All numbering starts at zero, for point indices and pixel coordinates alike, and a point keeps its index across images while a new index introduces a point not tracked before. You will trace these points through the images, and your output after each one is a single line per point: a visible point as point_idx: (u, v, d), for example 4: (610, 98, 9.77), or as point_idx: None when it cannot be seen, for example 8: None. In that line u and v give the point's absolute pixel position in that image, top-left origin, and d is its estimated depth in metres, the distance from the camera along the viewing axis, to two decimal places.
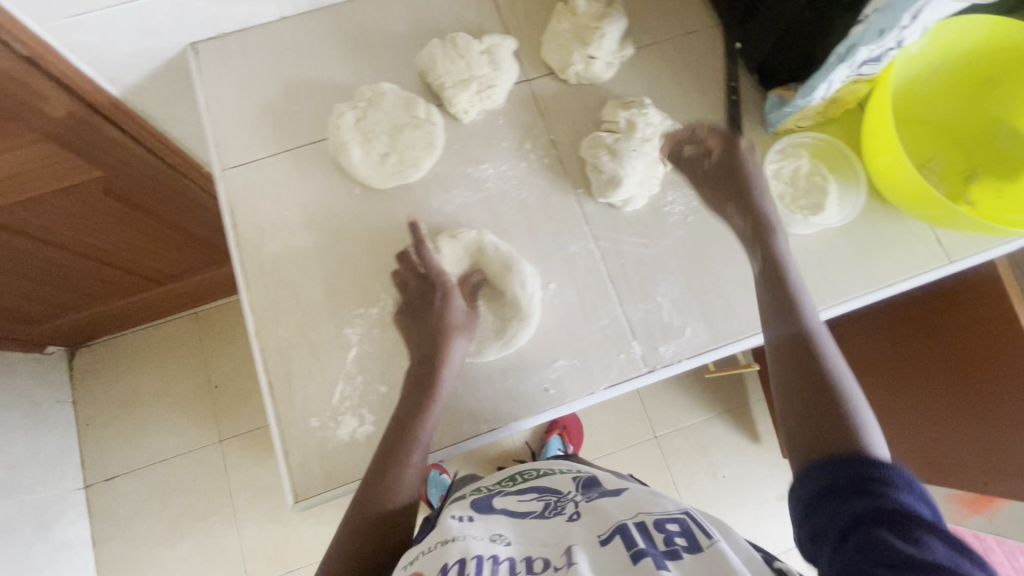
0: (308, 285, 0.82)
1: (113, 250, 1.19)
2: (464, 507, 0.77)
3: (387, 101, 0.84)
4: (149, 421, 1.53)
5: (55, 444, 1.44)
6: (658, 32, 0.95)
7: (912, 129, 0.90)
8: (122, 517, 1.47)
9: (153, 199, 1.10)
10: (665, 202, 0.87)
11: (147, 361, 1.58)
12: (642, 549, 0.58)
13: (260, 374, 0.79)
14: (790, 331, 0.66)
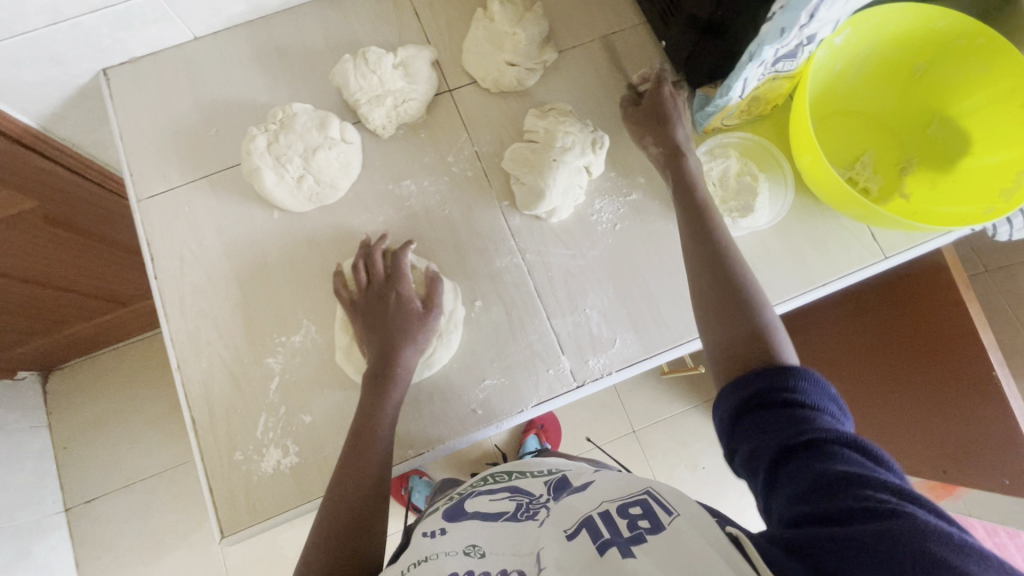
0: (231, 315, 0.81)
1: (73, 283, 1.15)
2: (435, 519, 0.68)
3: (298, 123, 0.81)
4: (125, 440, 1.52)
5: (32, 469, 1.42)
6: (582, 33, 0.92)
7: (844, 120, 0.89)
8: (105, 536, 1.47)
9: (101, 223, 1.05)
10: (592, 211, 0.85)
11: (118, 381, 1.56)
12: (606, 540, 0.48)
13: (183, 411, 0.78)
14: (744, 328, 0.60)
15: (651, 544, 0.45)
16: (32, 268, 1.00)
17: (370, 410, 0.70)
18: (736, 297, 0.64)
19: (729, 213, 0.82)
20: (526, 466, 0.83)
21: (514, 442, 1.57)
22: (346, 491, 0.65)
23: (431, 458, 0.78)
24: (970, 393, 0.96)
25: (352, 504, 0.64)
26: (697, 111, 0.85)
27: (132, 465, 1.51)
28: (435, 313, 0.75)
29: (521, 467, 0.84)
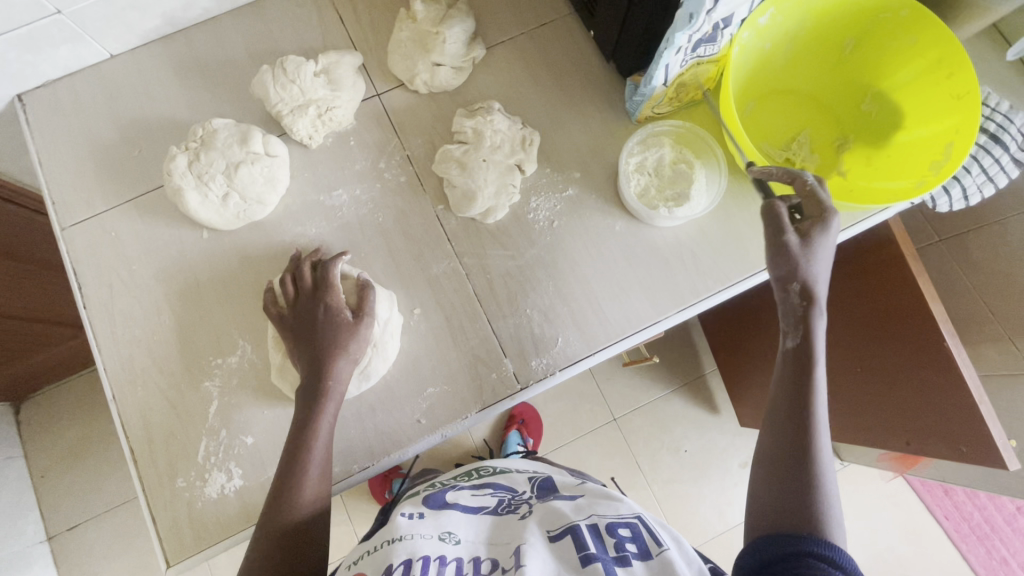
0: (166, 341, 0.79)
1: (31, 312, 1.13)
2: (416, 502, 0.68)
3: (219, 139, 0.80)
4: (104, 465, 1.51)
5: (10, 502, 1.39)
6: (511, 27, 0.90)
7: (780, 102, 0.88)
8: (91, 562, 1.46)
9: (33, 247, 1.02)
10: (528, 209, 0.84)
11: (89, 408, 1.53)
12: (591, 553, 0.52)
13: (123, 442, 0.76)
14: (792, 347, 0.63)
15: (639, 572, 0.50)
16: None
17: (303, 427, 0.68)
18: (805, 441, 0.59)
19: (664, 202, 0.81)
20: (503, 464, 0.82)
21: (496, 438, 1.55)
22: (281, 511, 0.63)
23: (381, 470, 0.78)
24: (925, 367, 0.95)
25: (286, 524, 0.63)
26: (628, 100, 0.84)
27: (112, 491, 1.50)
28: (368, 324, 0.73)
29: (499, 465, 0.83)
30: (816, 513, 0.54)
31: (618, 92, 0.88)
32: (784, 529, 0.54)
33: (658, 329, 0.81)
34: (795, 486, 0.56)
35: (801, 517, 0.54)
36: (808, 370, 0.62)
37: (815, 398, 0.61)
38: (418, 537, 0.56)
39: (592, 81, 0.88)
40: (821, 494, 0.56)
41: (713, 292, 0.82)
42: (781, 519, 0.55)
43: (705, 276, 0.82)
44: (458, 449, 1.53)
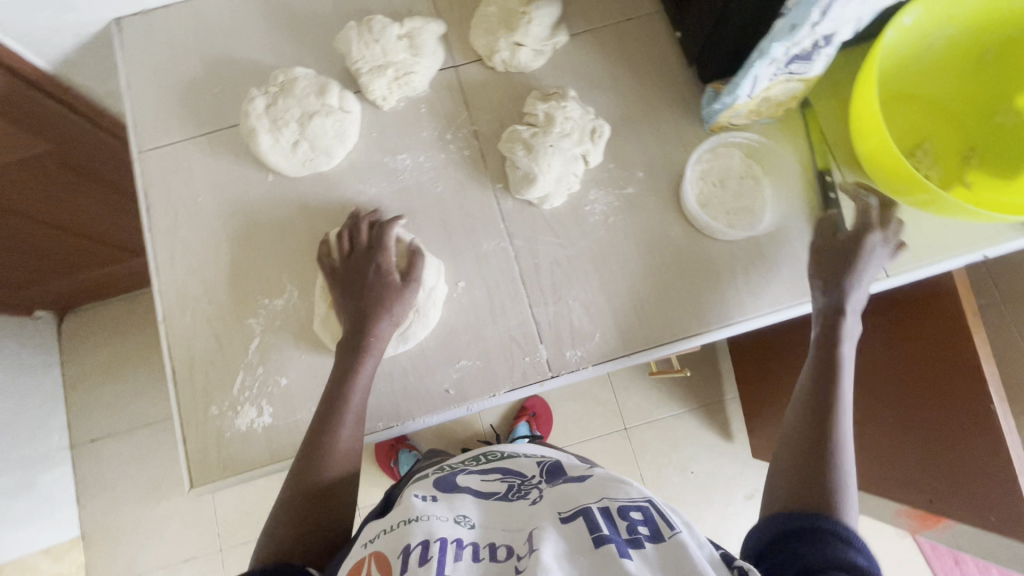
0: (218, 274, 0.82)
1: (88, 226, 1.19)
2: (426, 485, 0.69)
3: (298, 87, 0.82)
4: (131, 387, 1.57)
5: (42, 406, 1.48)
6: (597, 17, 0.89)
7: (904, 106, 0.85)
8: (105, 476, 1.53)
9: (107, 168, 1.08)
10: (586, 201, 0.83)
11: (126, 330, 1.60)
12: (603, 535, 0.52)
13: (166, 363, 0.80)
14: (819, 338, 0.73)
15: (650, 553, 0.50)
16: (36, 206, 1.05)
17: (340, 380, 0.70)
18: (825, 424, 0.66)
19: (724, 216, 0.81)
20: (517, 447, 0.83)
21: (507, 426, 1.56)
22: (318, 455, 0.67)
23: (400, 433, 0.79)
24: (962, 426, 0.92)
25: (319, 471, 0.66)
26: (705, 108, 0.82)
27: (137, 413, 1.57)
28: (414, 288, 0.75)
29: (514, 448, 0.84)
30: (834, 497, 0.60)
31: (696, 98, 0.86)
32: (803, 509, 0.59)
33: (698, 341, 0.80)
34: (818, 466, 0.63)
35: (820, 494, 0.60)
36: (832, 360, 0.70)
37: (838, 383, 0.69)
38: (434, 519, 0.57)
39: (670, 81, 0.87)
40: (838, 478, 0.62)
41: (762, 313, 0.80)
42: (800, 498, 0.61)
43: (755, 296, 0.81)
44: (468, 432, 1.54)
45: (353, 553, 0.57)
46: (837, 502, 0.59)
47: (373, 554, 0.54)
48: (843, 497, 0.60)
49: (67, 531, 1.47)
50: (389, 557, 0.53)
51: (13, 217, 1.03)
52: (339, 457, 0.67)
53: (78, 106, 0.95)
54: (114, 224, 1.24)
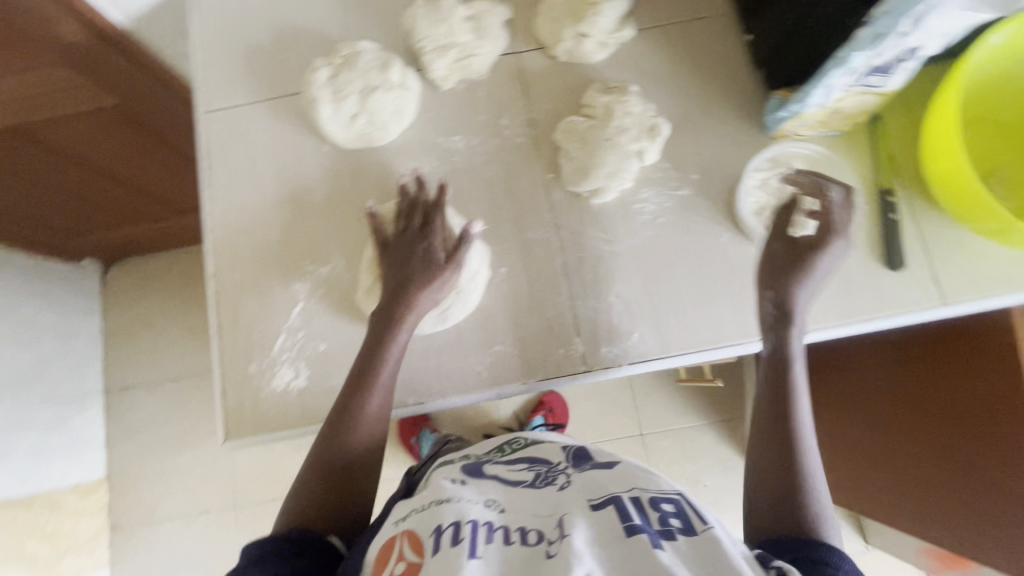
0: (268, 237, 0.84)
1: (139, 178, 1.24)
2: (455, 470, 0.71)
3: (361, 61, 0.83)
4: (164, 341, 1.63)
5: (81, 350, 1.55)
6: (665, 14, 0.88)
7: (983, 131, 0.81)
8: (132, 423, 1.59)
9: (166, 127, 1.12)
10: (637, 198, 0.82)
11: (164, 286, 1.65)
12: (635, 524, 0.52)
13: (211, 318, 0.82)
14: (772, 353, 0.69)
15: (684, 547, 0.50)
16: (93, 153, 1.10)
17: (368, 358, 0.71)
18: (786, 445, 0.63)
19: (781, 226, 0.78)
20: (543, 436, 0.83)
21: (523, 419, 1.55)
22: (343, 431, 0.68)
23: (430, 410, 0.80)
24: (953, 468, 0.86)
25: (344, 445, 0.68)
26: (769, 115, 0.79)
27: (167, 366, 1.62)
28: (455, 271, 0.75)
29: (539, 436, 0.84)
30: (811, 516, 0.59)
31: (760, 104, 0.84)
32: (782, 535, 0.58)
33: (738, 351, 0.79)
34: (789, 489, 0.61)
35: (798, 517, 0.59)
36: (785, 376, 0.67)
37: (794, 400, 0.66)
38: (464, 502, 0.59)
39: (735, 85, 0.85)
40: (808, 497, 0.60)
41: (807, 329, 0.78)
42: (777, 522, 0.60)
43: (802, 310, 0.79)
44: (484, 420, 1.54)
45: (386, 530, 0.60)
46: (816, 523, 0.59)
47: (406, 532, 0.56)
48: (821, 517, 0.59)
49: (93, 471, 1.54)
50: (422, 537, 0.54)
51: (64, 159, 1.09)
52: (364, 431, 0.69)
53: (154, 66, 0.98)
54: (165, 180, 1.28)
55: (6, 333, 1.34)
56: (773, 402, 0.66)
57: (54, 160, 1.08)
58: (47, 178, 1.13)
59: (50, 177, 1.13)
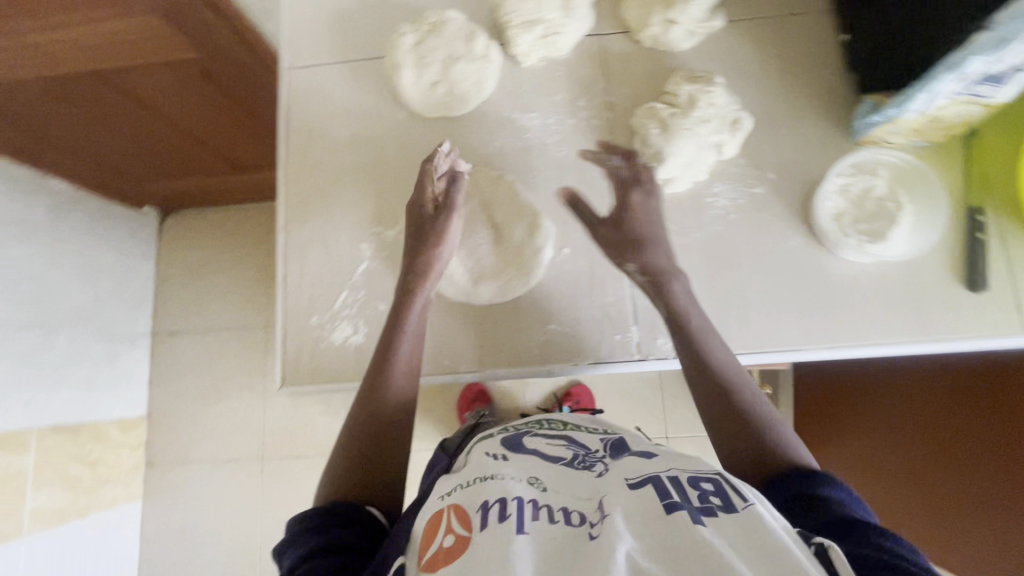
0: (338, 196, 0.86)
1: (210, 133, 1.28)
2: (494, 444, 0.72)
3: (447, 30, 0.83)
4: (212, 292, 1.69)
5: (135, 292, 1.64)
6: (757, 7, 0.85)
7: None
8: (175, 366, 1.67)
9: (242, 86, 1.14)
10: (709, 192, 0.81)
11: (215, 239, 1.71)
12: (675, 502, 0.50)
13: (279, 269, 0.85)
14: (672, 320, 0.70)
15: (725, 522, 0.47)
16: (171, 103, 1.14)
17: (391, 326, 0.73)
18: (727, 394, 0.65)
19: (857, 234, 0.76)
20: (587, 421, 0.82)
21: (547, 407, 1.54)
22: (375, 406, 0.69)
23: (480, 381, 0.81)
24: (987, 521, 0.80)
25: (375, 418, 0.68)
26: (857, 119, 0.77)
27: (212, 316, 1.68)
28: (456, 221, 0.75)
29: (579, 421, 0.83)
30: (784, 448, 0.60)
31: (848, 108, 0.81)
32: (769, 475, 0.59)
33: (796, 358, 0.77)
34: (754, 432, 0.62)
35: (773, 452, 0.60)
36: (693, 334, 0.69)
37: (709, 355, 0.68)
38: (507, 478, 0.58)
39: (823, 85, 0.83)
40: (771, 430, 0.62)
41: (874, 343, 0.76)
42: (761, 465, 0.60)
43: (870, 323, 0.76)
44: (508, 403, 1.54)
45: (431, 504, 0.58)
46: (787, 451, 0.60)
47: (452, 505, 0.55)
48: (792, 445, 0.61)
49: (135, 408, 1.63)
50: (466, 510, 0.53)
51: (141, 107, 1.14)
52: (393, 403, 0.70)
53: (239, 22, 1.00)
54: (231, 139, 1.32)
55: (73, 268, 1.42)
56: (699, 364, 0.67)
57: (132, 106, 1.13)
58: (126, 122, 1.19)
59: (127, 122, 1.19)
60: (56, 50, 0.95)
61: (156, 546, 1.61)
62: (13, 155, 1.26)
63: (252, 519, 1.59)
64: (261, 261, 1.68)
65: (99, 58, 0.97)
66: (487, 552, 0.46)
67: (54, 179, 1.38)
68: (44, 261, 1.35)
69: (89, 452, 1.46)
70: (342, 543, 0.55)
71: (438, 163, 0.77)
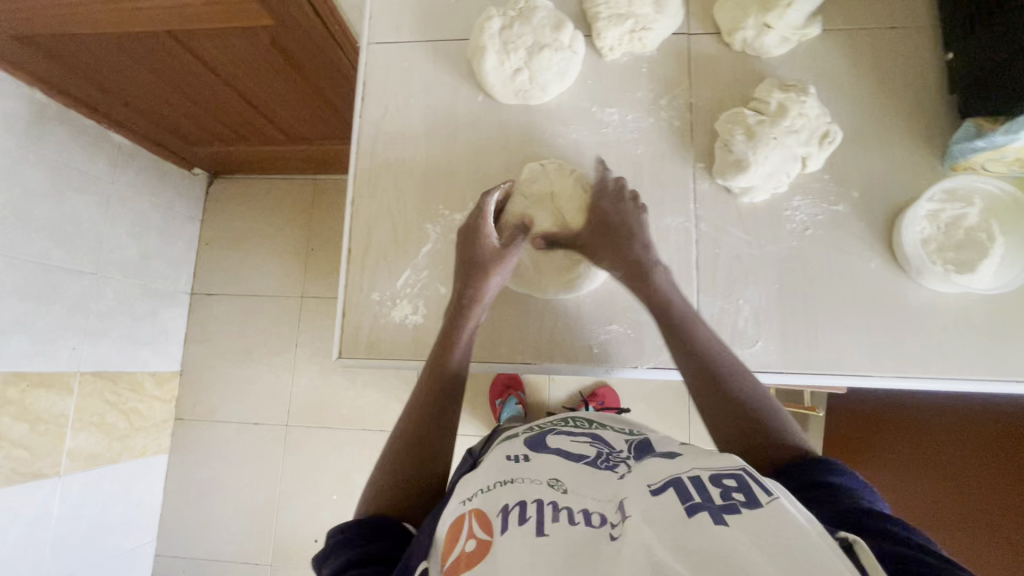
0: (409, 174, 0.86)
1: (271, 104, 1.28)
2: (516, 444, 0.64)
3: (536, 17, 0.81)
4: (253, 257, 1.71)
5: (179, 251, 1.67)
6: (856, 18, 0.82)
7: None
8: (210, 327, 1.70)
9: (309, 62, 1.10)
10: (788, 205, 0.79)
11: (262, 205, 1.72)
12: (696, 503, 0.43)
13: (344, 242, 0.86)
14: (655, 305, 0.68)
15: (751, 518, 0.40)
16: (237, 70, 1.14)
17: (456, 313, 0.72)
18: (716, 375, 0.61)
19: (942, 262, 0.72)
20: (619, 421, 0.75)
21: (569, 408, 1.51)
22: (434, 417, 0.66)
23: (534, 373, 0.81)
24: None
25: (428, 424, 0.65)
26: (953, 143, 0.75)
27: (251, 281, 1.71)
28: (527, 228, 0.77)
29: (604, 420, 0.76)
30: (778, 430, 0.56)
31: (944, 133, 0.78)
32: (767, 458, 0.54)
33: (864, 384, 0.75)
34: (746, 414, 0.58)
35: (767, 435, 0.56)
36: (675, 316, 0.66)
37: (692, 337, 0.65)
38: (526, 481, 0.51)
39: (920, 106, 0.79)
40: (763, 411, 0.58)
41: (947, 377, 0.73)
42: (756, 449, 0.55)
43: (947, 356, 0.73)
44: (532, 398, 1.52)
45: (451, 511, 0.51)
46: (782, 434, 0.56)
47: (473, 510, 0.49)
48: (785, 427, 0.57)
49: (169, 362, 1.66)
50: (484, 514, 0.47)
51: (208, 71, 1.14)
52: (444, 407, 0.67)
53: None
54: (293, 114, 1.32)
55: (122, 221, 1.46)
56: (687, 348, 0.64)
57: (201, 70, 1.14)
58: (191, 86, 1.20)
59: (192, 85, 1.20)
60: (133, 9, 0.95)
61: (177, 499, 1.64)
62: (79, 106, 1.30)
63: (273, 484, 1.61)
64: (304, 232, 1.69)
65: (174, 21, 0.97)
66: (509, 558, 0.40)
67: (115, 133, 1.41)
68: (99, 210, 1.39)
69: (125, 400, 1.51)
70: (375, 552, 0.51)
71: (497, 195, 0.78)
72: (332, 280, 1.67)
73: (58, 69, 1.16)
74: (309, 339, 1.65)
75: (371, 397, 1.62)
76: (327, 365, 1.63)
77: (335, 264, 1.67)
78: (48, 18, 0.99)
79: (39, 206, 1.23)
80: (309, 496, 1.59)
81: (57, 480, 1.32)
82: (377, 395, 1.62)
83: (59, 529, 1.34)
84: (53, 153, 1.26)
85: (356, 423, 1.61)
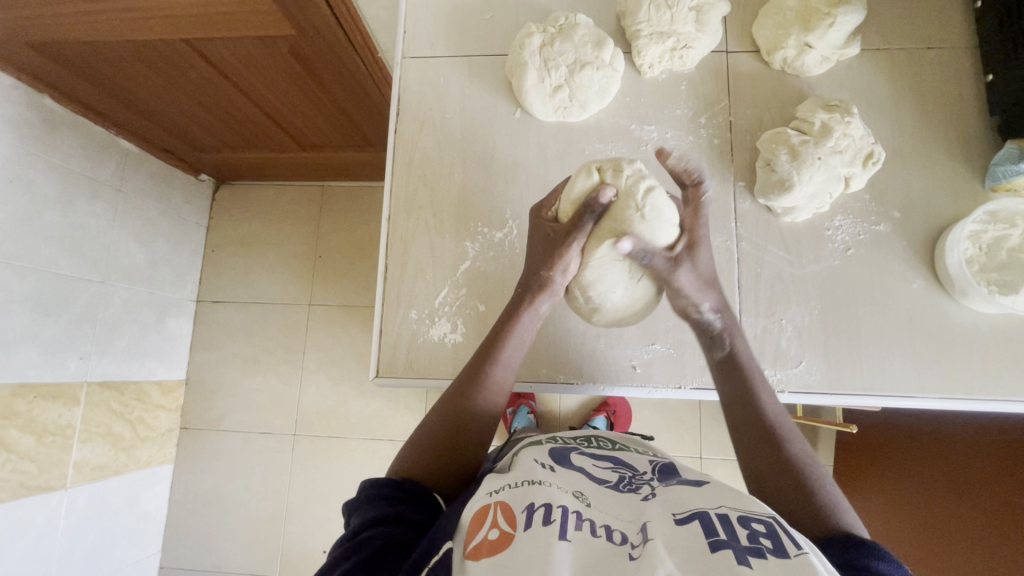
0: (445, 190, 0.85)
1: (285, 113, 1.26)
2: (541, 453, 0.64)
3: (577, 34, 0.80)
4: (260, 265, 1.68)
5: (185, 259, 1.64)
6: (895, 37, 0.82)
7: None
8: (216, 335, 1.67)
9: (329, 72, 1.07)
10: (829, 225, 0.79)
11: (270, 212, 1.69)
12: (720, 540, 0.40)
13: (381, 257, 0.85)
14: (721, 354, 0.68)
15: (774, 567, 0.37)
16: (252, 78, 1.11)
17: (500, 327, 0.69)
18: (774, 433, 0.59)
19: (986, 283, 0.71)
20: (640, 445, 0.75)
21: (581, 417, 1.48)
22: (454, 432, 0.62)
23: (575, 393, 0.80)
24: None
25: (469, 407, 0.64)
26: (995, 164, 0.75)
27: (258, 289, 1.67)
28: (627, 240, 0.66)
29: (627, 443, 0.76)
30: (824, 503, 0.53)
31: (984, 154, 0.79)
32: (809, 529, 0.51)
33: (906, 404, 0.75)
34: (796, 478, 0.55)
35: (811, 505, 0.53)
36: (740, 367, 0.66)
37: (757, 391, 0.63)
38: (555, 487, 0.50)
39: (958, 127, 0.80)
40: (815, 482, 0.55)
41: (988, 397, 0.73)
42: (800, 514, 0.52)
43: (988, 376, 0.73)
44: (544, 409, 1.50)
45: (476, 500, 0.51)
46: (828, 509, 0.52)
47: (498, 503, 0.48)
48: (836, 506, 0.52)
49: (175, 371, 1.63)
50: (510, 507, 0.46)
51: (223, 80, 1.12)
52: (460, 429, 0.63)
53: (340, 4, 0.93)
54: (306, 123, 1.30)
55: (131, 228, 1.43)
56: (747, 401, 0.63)
57: (216, 79, 1.11)
58: (202, 92, 1.17)
59: (203, 91, 1.17)
60: (152, 18, 0.93)
61: (182, 511, 1.61)
62: (90, 113, 1.27)
63: (280, 496, 1.57)
64: (313, 239, 1.66)
65: (196, 30, 0.95)
66: (528, 554, 0.39)
67: (125, 140, 1.39)
68: (107, 217, 1.36)
69: (132, 410, 1.47)
70: (404, 516, 0.52)
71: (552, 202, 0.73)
72: (342, 287, 1.64)
73: (69, 76, 1.13)
74: (317, 348, 1.62)
75: (382, 407, 1.59)
76: (337, 374, 1.60)
77: (345, 272, 1.64)
78: (65, 27, 0.97)
79: (47, 213, 1.20)
80: (317, 506, 1.55)
81: (64, 492, 1.29)
82: (388, 406, 1.58)
83: (67, 541, 1.30)
84: (63, 158, 1.23)
85: (364, 432, 1.58)
